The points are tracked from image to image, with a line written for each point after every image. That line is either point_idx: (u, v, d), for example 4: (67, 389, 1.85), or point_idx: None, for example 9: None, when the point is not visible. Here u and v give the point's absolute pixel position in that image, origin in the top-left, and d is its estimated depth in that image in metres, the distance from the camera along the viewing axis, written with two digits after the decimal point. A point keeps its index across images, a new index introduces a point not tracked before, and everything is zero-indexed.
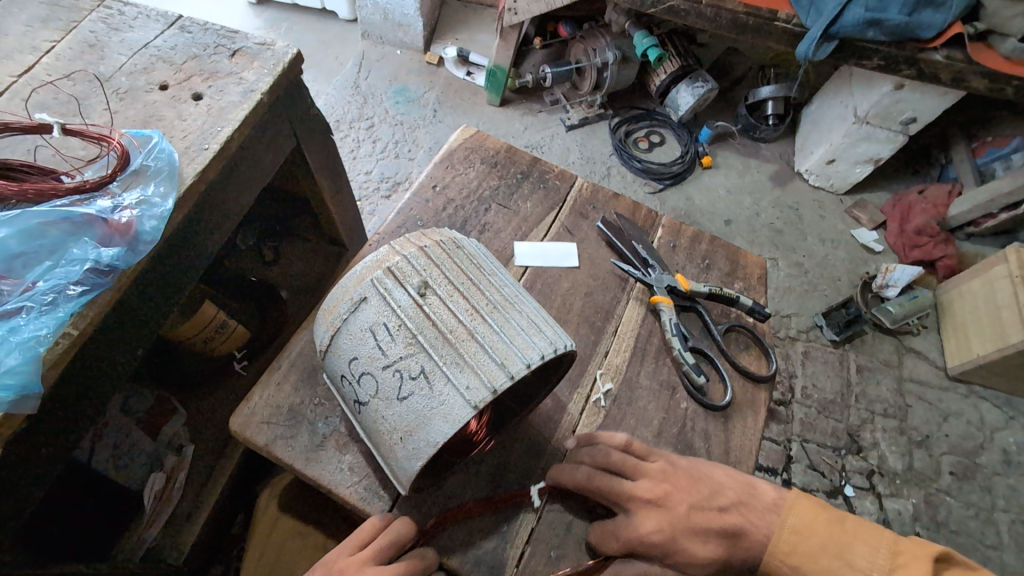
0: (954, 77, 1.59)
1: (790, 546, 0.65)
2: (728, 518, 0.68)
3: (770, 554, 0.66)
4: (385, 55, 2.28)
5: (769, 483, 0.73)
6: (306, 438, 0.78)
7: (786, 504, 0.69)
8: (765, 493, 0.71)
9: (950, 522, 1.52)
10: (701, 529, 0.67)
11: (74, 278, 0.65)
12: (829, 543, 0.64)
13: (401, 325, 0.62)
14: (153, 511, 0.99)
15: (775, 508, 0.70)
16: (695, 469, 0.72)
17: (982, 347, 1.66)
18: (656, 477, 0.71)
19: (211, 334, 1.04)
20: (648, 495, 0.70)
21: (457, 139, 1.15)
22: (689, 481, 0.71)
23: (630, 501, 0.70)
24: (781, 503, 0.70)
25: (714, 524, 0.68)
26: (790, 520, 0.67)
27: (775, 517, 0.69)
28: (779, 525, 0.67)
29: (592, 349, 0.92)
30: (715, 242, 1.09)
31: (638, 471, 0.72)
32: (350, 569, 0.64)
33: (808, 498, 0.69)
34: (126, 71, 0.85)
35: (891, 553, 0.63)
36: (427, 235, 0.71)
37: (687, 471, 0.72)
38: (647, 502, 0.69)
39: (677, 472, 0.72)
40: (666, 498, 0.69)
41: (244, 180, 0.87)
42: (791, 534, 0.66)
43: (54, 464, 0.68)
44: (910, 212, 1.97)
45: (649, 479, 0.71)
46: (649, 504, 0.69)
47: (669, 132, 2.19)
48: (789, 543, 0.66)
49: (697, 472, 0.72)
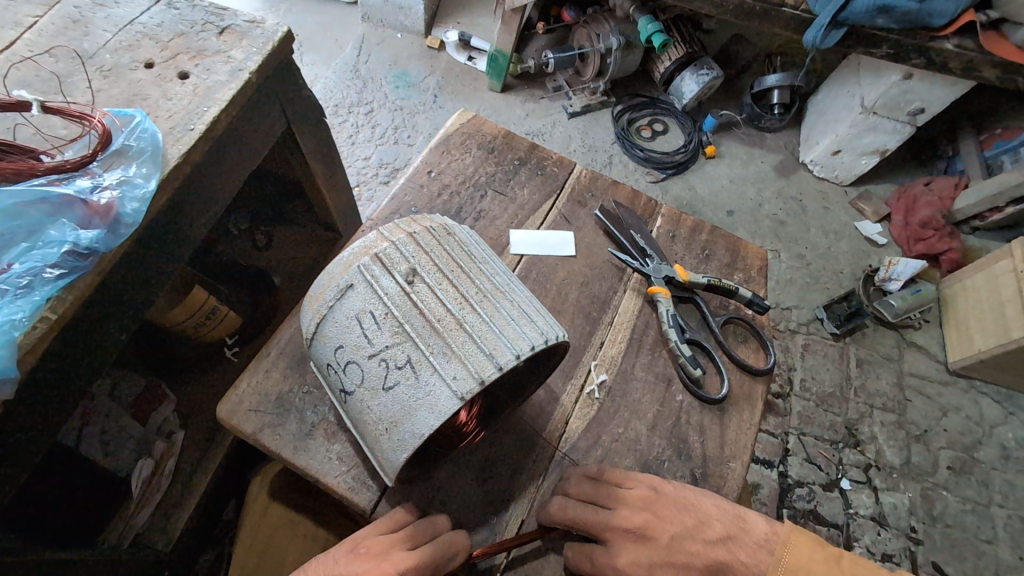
0: (964, 66, 1.56)
1: None
2: (714, 553, 0.67)
3: None
4: (385, 38, 2.24)
5: (759, 514, 0.71)
6: (294, 426, 0.77)
7: (780, 541, 0.68)
8: (757, 527, 0.69)
9: (947, 516, 1.52)
10: (685, 565, 0.67)
11: (51, 261, 0.63)
12: None
13: (388, 314, 0.60)
14: (140, 498, 0.97)
15: (768, 544, 0.68)
16: (683, 498, 0.71)
17: (984, 342, 1.64)
18: (637, 505, 0.70)
19: (202, 319, 1.03)
20: (627, 524, 0.69)
21: (454, 123, 1.12)
22: (674, 511, 0.70)
23: (608, 530, 0.69)
24: (774, 539, 0.68)
25: (698, 558, 0.67)
26: (785, 559, 0.66)
27: (768, 555, 0.67)
28: (773, 567, 0.66)
29: (587, 340, 0.90)
30: (715, 232, 1.07)
31: (618, 501, 0.71)
32: (375, 548, 0.65)
33: (802, 536, 0.68)
34: (111, 48, 0.82)
35: None
36: (417, 221, 0.69)
37: (672, 500, 0.71)
38: (627, 531, 0.69)
39: (661, 500, 0.71)
40: (646, 528, 0.69)
41: (233, 163, 0.85)
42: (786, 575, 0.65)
43: (35, 449, 0.67)
44: (915, 205, 1.94)
45: (630, 507, 0.70)
46: (628, 533, 0.69)
47: (673, 120, 2.15)
48: None
49: (683, 500, 0.71)
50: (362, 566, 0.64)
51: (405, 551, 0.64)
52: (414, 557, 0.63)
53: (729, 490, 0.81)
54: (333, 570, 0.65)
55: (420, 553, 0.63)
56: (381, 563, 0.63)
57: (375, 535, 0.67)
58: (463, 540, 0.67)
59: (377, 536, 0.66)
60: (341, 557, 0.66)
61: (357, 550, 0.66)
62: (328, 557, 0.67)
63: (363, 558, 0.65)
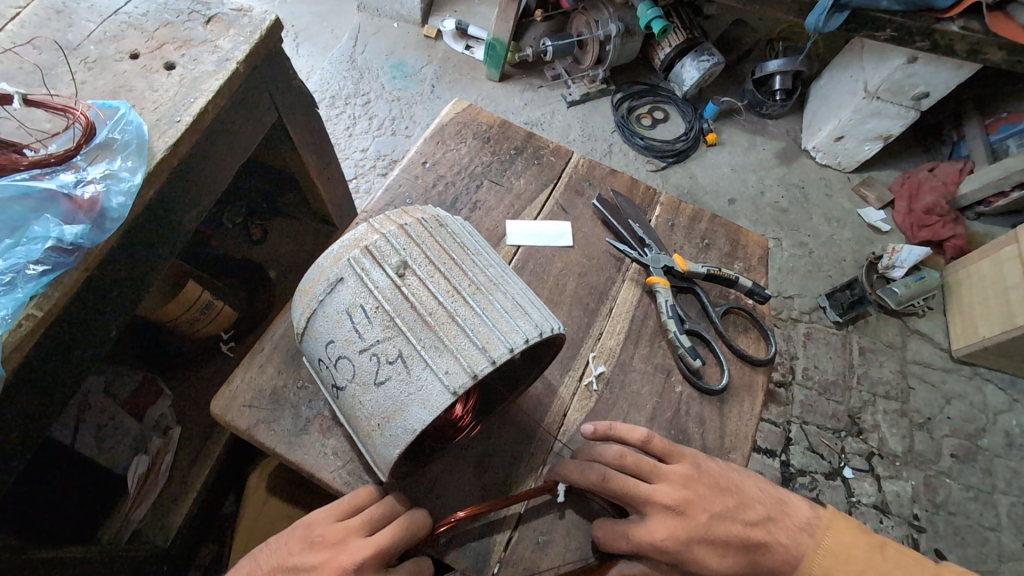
0: (970, 49, 1.53)
1: (823, 565, 0.66)
2: (752, 533, 0.67)
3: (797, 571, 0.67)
4: (381, 28, 2.21)
5: (801, 498, 0.72)
6: (289, 421, 0.76)
7: (820, 524, 0.69)
8: (799, 510, 0.70)
9: (950, 503, 1.51)
10: (722, 543, 0.66)
11: (35, 257, 0.62)
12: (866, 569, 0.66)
13: (379, 307, 0.59)
14: (137, 494, 0.97)
15: (810, 527, 0.69)
16: (724, 479, 0.70)
17: (988, 328, 1.62)
18: (677, 482, 0.68)
19: (197, 314, 1.02)
20: (667, 500, 0.67)
21: (449, 113, 1.10)
22: (713, 490, 0.69)
23: (648, 505, 0.67)
24: (816, 523, 0.70)
25: (738, 538, 0.67)
26: (826, 542, 0.68)
27: (808, 537, 0.68)
28: (813, 549, 0.67)
29: (585, 331, 0.89)
30: (715, 220, 1.05)
31: (656, 474, 0.69)
32: (330, 537, 0.62)
33: (845, 521, 0.70)
34: (96, 39, 0.80)
35: None
36: (409, 212, 0.68)
37: (713, 479, 0.69)
38: (666, 507, 0.67)
39: (701, 479, 0.69)
40: (685, 505, 0.67)
41: (222, 156, 0.83)
42: (826, 557, 0.67)
43: (26, 446, 0.67)
44: (919, 190, 1.92)
45: (668, 483, 0.68)
46: (667, 510, 0.67)
47: (673, 108, 2.12)
48: (823, 563, 0.66)
49: (725, 481, 0.70)
50: (317, 557, 0.61)
51: (362, 540, 0.62)
52: (372, 545, 0.61)
53: None
54: (287, 559, 0.63)
55: (377, 540, 0.61)
56: (337, 555, 0.61)
57: (330, 521, 0.64)
58: (421, 519, 0.65)
59: (331, 523, 0.64)
60: (295, 546, 0.63)
61: (311, 539, 0.63)
62: (282, 545, 0.64)
63: (319, 546, 0.62)
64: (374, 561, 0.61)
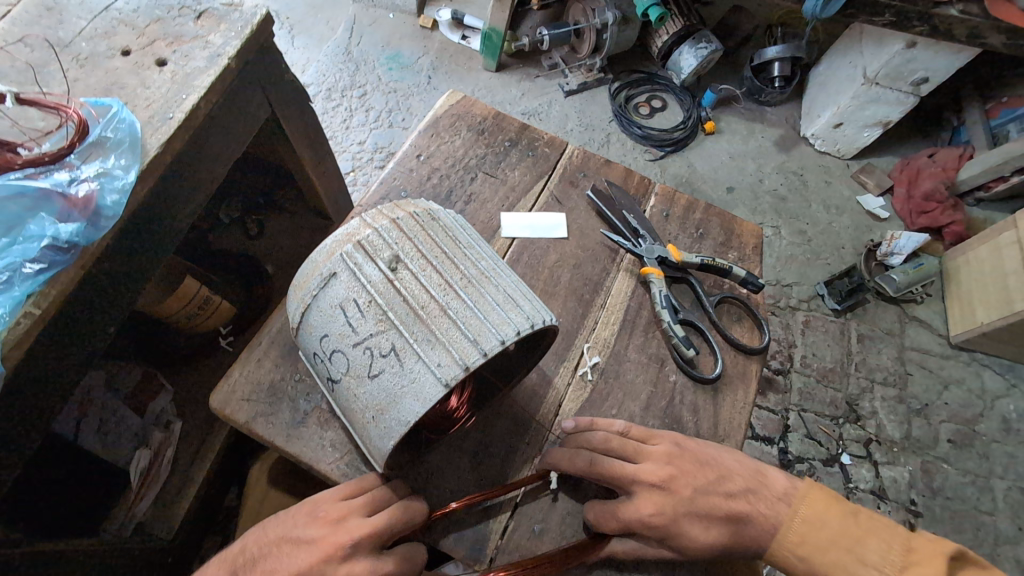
0: (969, 34, 1.52)
1: (798, 534, 0.66)
2: (734, 505, 0.68)
3: (775, 542, 0.67)
4: (377, 19, 2.19)
5: (777, 470, 0.73)
6: (287, 414, 0.77)
7: (796, 494, 0.70)
8: (776, 481, 0.71)
9: (947, 488, 1.52)
10: (707, 516, 0.68)
11: (31, 256, 0.63)
12: (841, 536, 0.66)
13: (371, 301, 0.60)
14: (139, 488, 0.99)
15: (786, 497, 0.70)
16: (703, 454, 0.72)
17: (986, 314, 1.63)
18: (661, 460, 0.71)
19: (196, 309, 1.03)
20: (652, 478, 0.69)
21: (443, 105, 1.10)
22: (695, 465, 0.71)
23: (633, 484, 0.69)
24: (791, 493, 0.70)
25: (719, 510, 0.68)
26: (800, 510, 0.68)
27: (785, 506, 0.69)
28: (789, 518, 0.68)
29: (580, 322, 0.90)
30: (709, 210, 1.06)
31: (642, 455, 0.71)
32: (332, 514, 0.64)
33: (822, 489, 0.69)
34: (87, 35, 0.80)
35: (904, 550, 0.64)
36: (401, 207, 0.68)
37: (693, 455, 0.71)
38: (652, 485, 0.69)
39: (683, 456, 0.71)
40: (670, 481, 0.69)
41: (217, 152, 0.84)
42: (801, 524, 0.67)
43: (28, 441, 0.67)
44: (918, 177, 1.91)
45: (653, 462, 0.70)
46: (652, 488, 0.69)
47: (671, 96, 2.11)
48: (798, 532, 0.67)
49: (705, 456, 0.72)
50: (317, 532, 0.63)
51: (362, 520, 0.63)
52: (371, 527, 0.62)
53: None
54: (290, 532, 0.64)
55: (376, 522, 0.63)
56: (336, 533, 0.62)
57: (335, 499, 0.66)
58: (420, 509, 0.66)
59: (335, 501, 0.65)
60: (299, 519, 0.65)
61: (315, 513, 0.64)
62: (285, 518, 0.66)
63: (320, 522, 0.63)
64: (370, 541, 0.62)
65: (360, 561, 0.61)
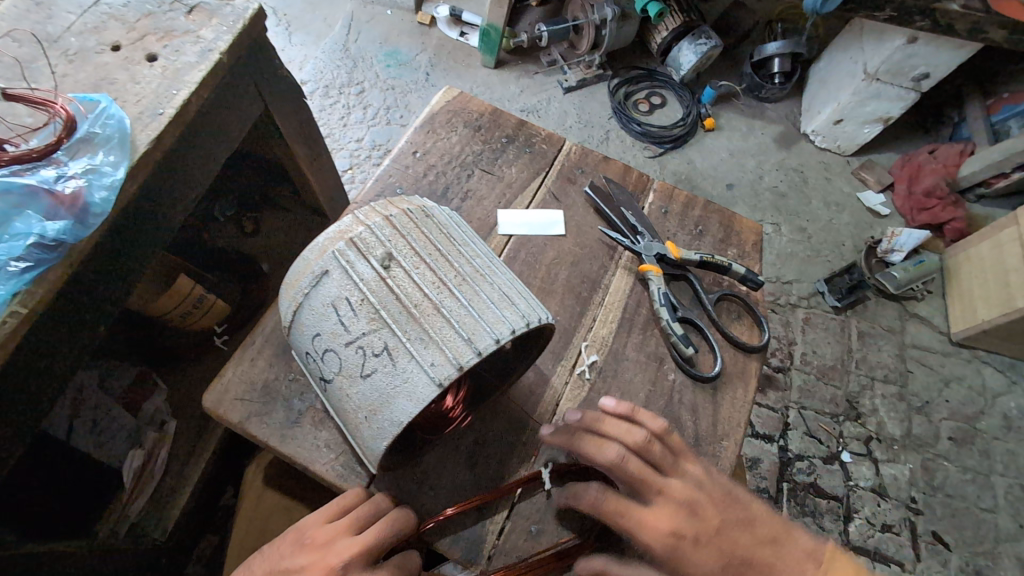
0: (971, 28, 1.51)
1: None
2: (757, 550, 0.63)
3: None
4: (375, 15, 2.18)
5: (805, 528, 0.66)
6: (280, 414, 0.76)
7: (824, 555, 0.63)
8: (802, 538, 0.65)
9: (948, 486, 1.52)
10: (729, 553, 0.63)
11: (17, 254, 0.62)
12: None
13: (364, 300, 0.59)
14: (131, 491, 0.97)
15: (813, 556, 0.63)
16: (732, 490, 0.68)
17: (987, 310, 1.62)
18: (690, 483, 0.67)
19: (189, 308, 1.02)
20: (681, 497, 0.65)
21: (439, 101, 1.09)
22: (724, 498, 0.67)
23: (658, 494, 0.66)
24: (818, 555, 0.63)
25: (739, 549, 0.63)
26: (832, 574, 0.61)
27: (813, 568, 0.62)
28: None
29: (577, 321, 0.89)
30: (708, 207, 1.04)
31: (675, 471, 0.67)
32: (319, 538, 0.62)
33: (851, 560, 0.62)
34: (76, 30, 0.79)
35: None
36: (395, 203, 0.67)
37: (722, 487, 0.68)
38: (678, 504, 0.65)
39: (712, 484, 0.67)
40: (699, 506, 0.65)
41: (208, 148, 0.83)
42: None
43: (16, 443, 0.66)
44: (919, 173, 1.90)
45: (682, 481, 0.67)
46: (677, 506, 0.65)
47: (670, 93, 2.09)
48: None
49: (734, 493, 0.68)
50: (306, 558, 0.61)
51: (349, 539, 0.62)
52: (359, 545, 0.61)
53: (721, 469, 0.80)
54: (279, 563, 0.62)
55: (365, 537, 0.62)
56: (326, 554, 0.61)
57: (319, 523, 0.64)
58: (406, 517, 0.65)
59: (319, 525, 0.64)
60: (286, 550, 0.63)
61: (302, 542, 0.63)
62: (272, 552, 0.64)
63: (309, 548, 0.62)
64: (361, 558, 0.61)
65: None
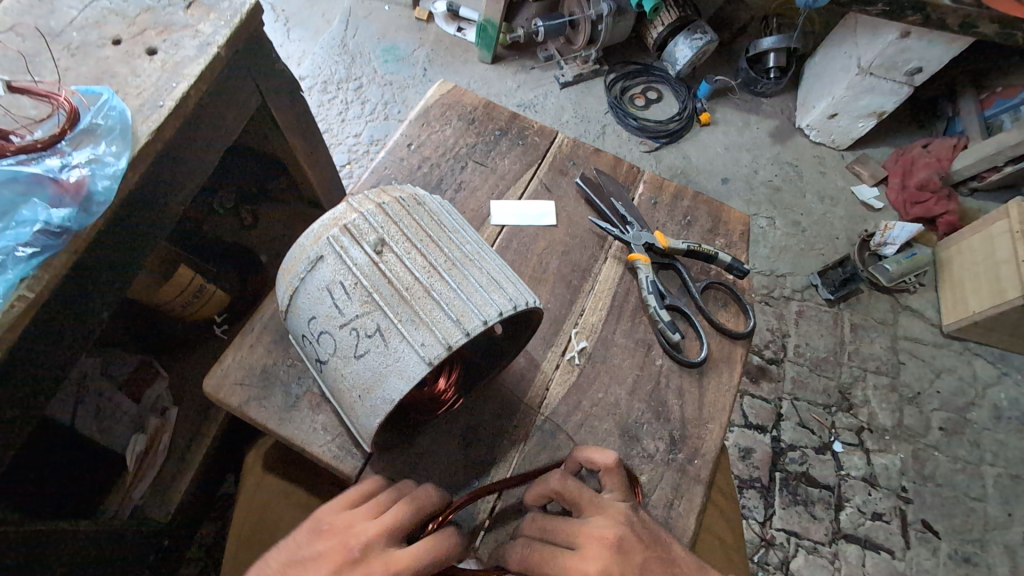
0: (962, 23, 1.54)
1: None
2: None
3: None
4: (372, 11, 2.19)
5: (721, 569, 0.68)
6: (279, 398, 0.78)
7: None
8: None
9: (937, 475, 1.54)
10: None
11: (24, 240, 0.64)
12: None
13: (357, 283, 0.61)
14: (135, 473, 1.00)
15: None
16: (654, 532, 0.67)
17: (978, 302, 1.65)
18: (616, 518, 0.66)
19: (190, 298, 1.05)
20: (602, 531, 0.64)
21: (433, 95, 1.11)
22: (649, 538, 0.66)
23: (579, 535, 0.65)
24: None
25: None
26: None
27: None
28: None
29: (568, 309, 0.91)
30: (697, 198, 1.07)
31: (597, 508, 0.67)
32: (337, 524, 0.64)
33: None
34: (78, 25, 0.81)
35: None
36: (387, 192, 0.69)
37: (647, 527, 0.67)
38: (604, 541, 0.64)
39: (637, 522, 0.67)
40: (625, 541, 0.64)
41: (206, 140, 0.85)
42: None
43: (24, 425, 0.69)
44: (913, 167, 1.93)
45: (605, 517, 0.66)
46: (606, 541, 0.64)
47: (666, 88, 2.11)
48: None
49: (658, 534, 0.67)
50: (324, 545, 0.63)
51: (368, 522, 0.63)
52: (378, 526, 0.63)
53: (706, 452, 0.82)
54: (297, 551, 0.64)
55: (386, 519, 0.63)
56: (348, 536, 0.63)
57: (337, 510, 0.66)
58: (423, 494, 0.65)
59: (338, 510, 0.65)
60: (303, 538, 0.65)
61: (319, 528, 0.65)
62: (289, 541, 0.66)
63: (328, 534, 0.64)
64: (382, 539, 0.62)
65: (374, 558, 0.61)
